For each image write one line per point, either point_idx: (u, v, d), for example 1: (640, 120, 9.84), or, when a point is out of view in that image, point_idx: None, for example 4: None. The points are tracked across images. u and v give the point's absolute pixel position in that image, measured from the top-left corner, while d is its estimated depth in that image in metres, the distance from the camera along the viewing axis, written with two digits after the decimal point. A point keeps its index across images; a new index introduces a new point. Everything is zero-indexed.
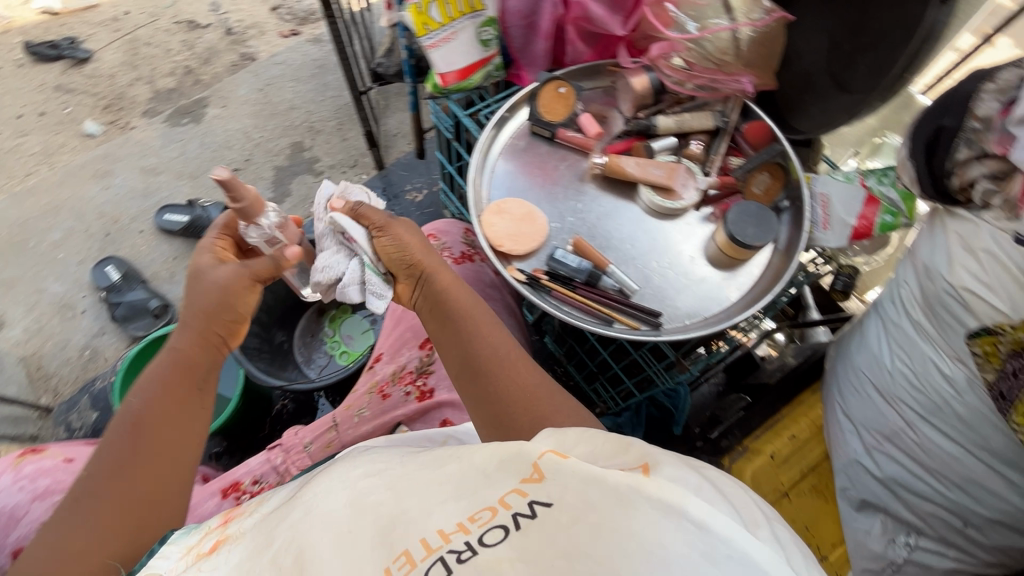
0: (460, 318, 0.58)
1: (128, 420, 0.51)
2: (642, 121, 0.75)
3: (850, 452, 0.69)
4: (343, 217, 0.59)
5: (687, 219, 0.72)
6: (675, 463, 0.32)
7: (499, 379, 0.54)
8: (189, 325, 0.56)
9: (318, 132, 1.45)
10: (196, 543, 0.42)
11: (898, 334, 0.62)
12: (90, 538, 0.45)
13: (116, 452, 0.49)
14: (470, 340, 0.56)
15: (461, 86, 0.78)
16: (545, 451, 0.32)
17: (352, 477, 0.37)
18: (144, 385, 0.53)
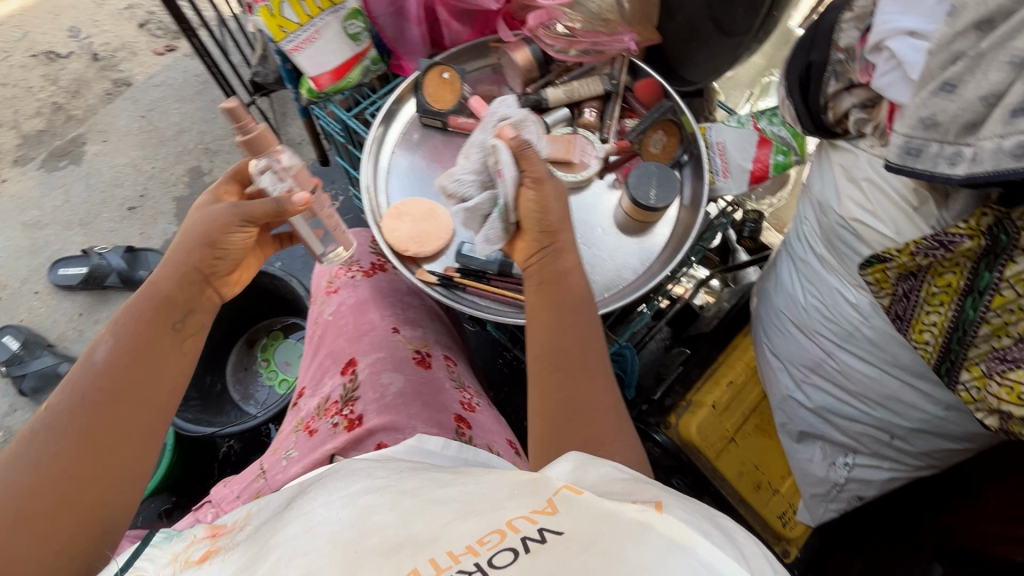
0: (564, 299, 0.55)
1: (104, 358, 0.47)
2: (532, 96, 0.72)
3: (782, 389, 0.71)
4: (507, 150, 0.55)
5: (592, 189, 0.71)
6: (693, 509, 0.31)
7: (569, 385, 0.51)
8: (172, 263, 0.52)
9: (215, 152, 1.36)
10: (183, 550, 0.40)
11: (807, 271, 0.64)
12: (38, 484, 0.41)
13: (82, 391, 0.45)
14: (559, 328, 0.53)
15: (339, 87, 0.73)
16: (560, 487, 0.32)
17: (336, 504, 0.37)
18: (116, 325, 0.49)
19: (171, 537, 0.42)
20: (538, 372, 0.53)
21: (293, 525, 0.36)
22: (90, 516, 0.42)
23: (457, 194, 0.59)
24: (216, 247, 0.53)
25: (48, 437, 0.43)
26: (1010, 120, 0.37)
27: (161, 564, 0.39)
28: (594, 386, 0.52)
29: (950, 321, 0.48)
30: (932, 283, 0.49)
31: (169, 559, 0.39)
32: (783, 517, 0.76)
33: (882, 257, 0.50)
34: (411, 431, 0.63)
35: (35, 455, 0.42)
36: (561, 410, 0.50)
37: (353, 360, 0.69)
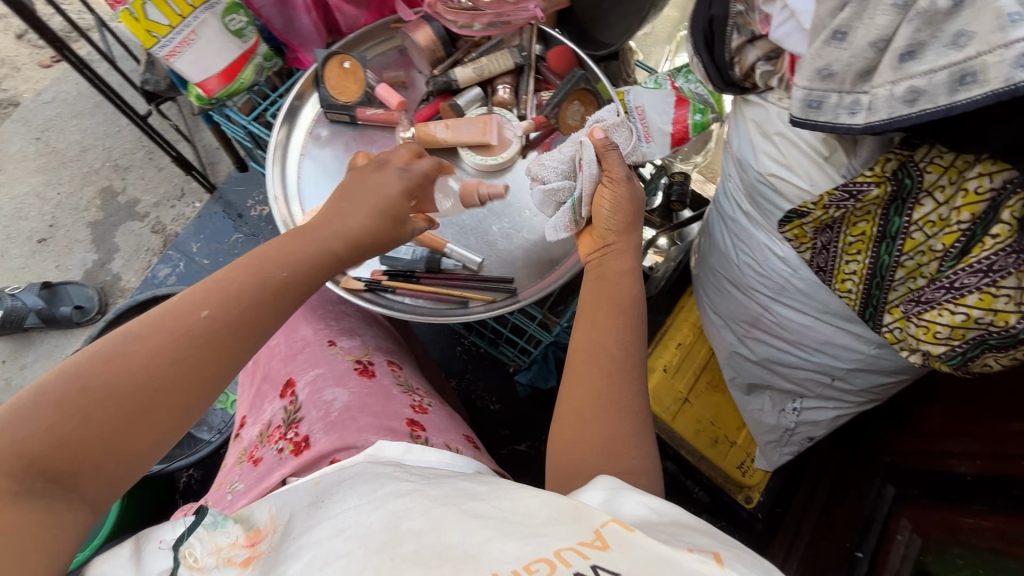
0: (611, 290, 0.56)
1: (268, 287, 0.43)
2: (440, 78, 0.68)
3: (728, 346, 0.72)
4: (591, 149, 0.58)
5: (516, 170, 0.68)
6: (748, 561, 0.34)
7: (598, 378, 0.52)
8: (369, 211, 0.51)
9: (127, 168, 1.26)
10: (228, 544, 0.43)
11: (736, 228, 0.63)
12: (158, 386, 0.37)
13: (244, 304, 0.41)
14: (598, 324, 0.54)
15: (230, 90, 0.68)
16: (609, 522, 0.35)
17: (365, 506, 0.41)
18: (292, 251, 0.46)
19: (218, 524, 0.43)
20: (574, 362, 0.54)
21: (324, 526, 0.40)
22: (127, 448, 0.36)
23: (537, 176, 0.61)
24: (391, 228, 0.53)
25: (186, 336, 0.39)
26: (899, 65, 0.37)
27: (206, 550, 0.42)
28: (621, 386, 0.51)
29: (868, 268, 0.48)
30: (848, 233, 0.49)
31: (213, 550, 0.42)
32: (743, 465, 0.79)
33: (800, 211, 0.49)
34: (363, 443, 0.59)
35: (168, 352, 0.38)
36: (585, 403, 0.51)
37: (291, 381, 0.68)
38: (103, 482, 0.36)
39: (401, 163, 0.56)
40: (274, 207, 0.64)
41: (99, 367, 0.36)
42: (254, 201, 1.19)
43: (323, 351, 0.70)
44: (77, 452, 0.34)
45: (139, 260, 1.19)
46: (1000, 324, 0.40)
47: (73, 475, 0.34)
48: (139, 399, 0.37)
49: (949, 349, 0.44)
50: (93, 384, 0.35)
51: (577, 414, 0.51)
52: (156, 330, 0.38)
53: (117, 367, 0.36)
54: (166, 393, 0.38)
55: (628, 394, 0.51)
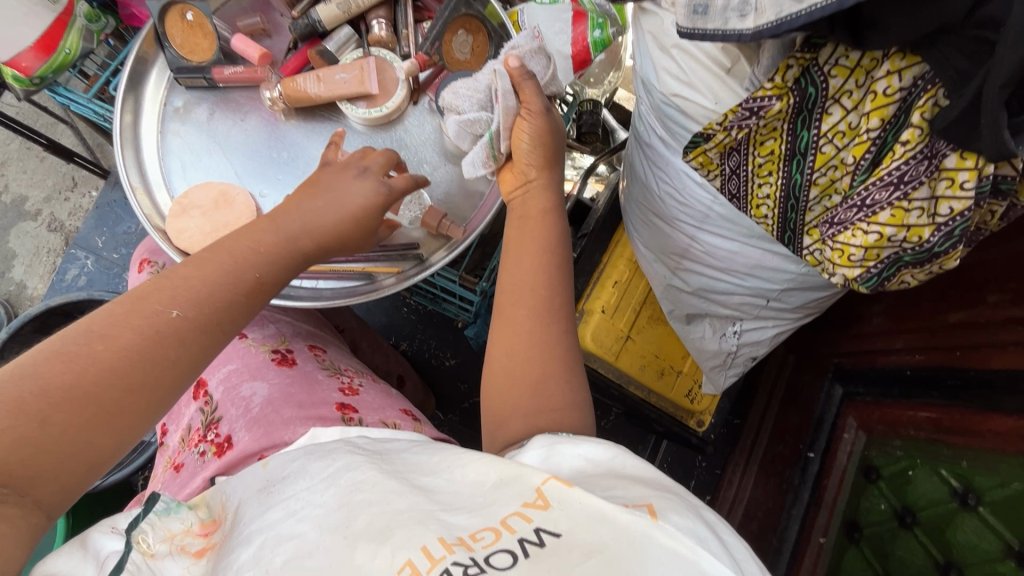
0: (531, 230, 0.50)
1: (244, 288, 0.40)
2: (302, 21, 0.59)
3: (662, 279, 0.69)
4: (506, 79, 0.50)
5: (408, 120, 0.61)
6: (687, 509, 0.31)
7: (519, 325, 0.46)
8: (346, 203, 0.47)
9: (4, 163, 1.13)
10: (182, 530, 0.38)
11: (653, 156, 0.58)
12: (128, 388, 0.33)
13: (217, 307, 0.38)
14: (515, 264, 0.49)
15: (55, 65, 0.57)
16: (548, 477, 0.31)
17: (315, 488, 0.36)
18: (260, 254, 0.42)
19: (172, 510, 0.38)
20: (500, 308, 0.49)
21: (274, 511, 0.35)
22: (73, 459, 0.31)
23: (451, 106, 0.54)
24: (361, 234, 0.49)
25: (160, 335, 0.35)
26: None
27: (159, 537, 0.37)
28: (545, 334, 0.46)
29: (781, 190, 0.45)
30: (757, 155, 0.45)
31: (167, 536, 0.37)
32: (690, 392, 0.80)
33: (704, 135, 0.44)
34: (292, 436, 0.54)
35: (142, 351, 0.34)
36: (511, 358, 0.46)
37: (202, 382, 0.61)
38: (61, 489, 0.31)
39: (368, 163, 0.50)
40: (134, 198, 0.56)
41: (56, 364, 0.32)
42: None
43: (234, 345, 0.63)
44: (36, 453, 0.30)
45: (44, 263, 1.09)
46: (915, 240, 0.38)
47: (29, 478, 0.29)
48: (104, 401, 0.32)
49: (864, 271, 0.41)
50: (53, 385, 0.31)
51: (502, 370, 0.46)
52: (123, 328, 0.34)
53: (82, 367, 0.32)
54: (135, 398, 0.34)
55: (555, 339, 0.46)
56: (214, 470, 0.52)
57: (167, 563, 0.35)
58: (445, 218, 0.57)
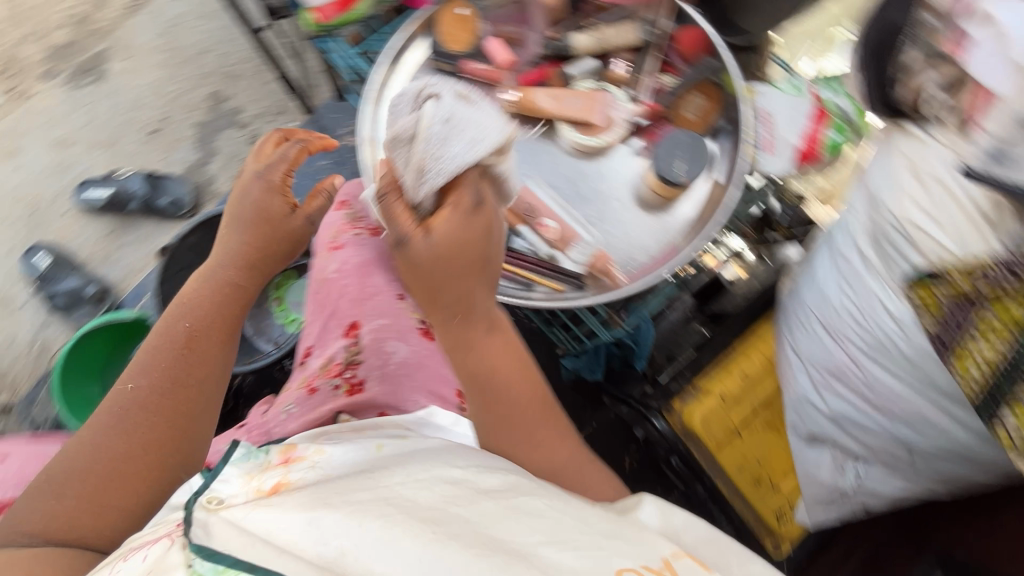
0: (483, 356, 0.48)
1: (180, 342, 0.52)
2: (558, 43, 0.64)
3: (799, 390, 0.65)
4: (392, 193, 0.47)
5: (614, 156, 0.63)
6: None
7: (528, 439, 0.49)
8: (236, 250, 0.57)
9: (237, 77, 1.30)
10: (253, 476, 0.41)
11: (847, 269, 0.57)
12: (120, 454, 0.46)
13: (167, 366, 0.50)
14: (496, 386, 0.48)
15: (344, 20, 0.67)
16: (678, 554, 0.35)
17: (410, 484, 0.37)
18: (193, 309, 0.54)
19: (249, 456, 0.44)
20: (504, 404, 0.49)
21: (364, 492, 0.36)
22: (99, 507, 0.44)
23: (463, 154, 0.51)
24: (271, 229, 0.58)
25: (121, 407, 0.48)
26: None
27: (232, 490, 0.39)
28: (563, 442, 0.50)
29: (1009, 358, 0.42)
30: (988, 312, 0.42)
31: (245, 478, 0.41)
32: (780, 514, 0.74)
33: (937, 273, 0.45)
34: (411, 406, 0.61)
35: (113, 428, 0.47)
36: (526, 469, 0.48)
37: (356, 324, 0.65)
38: (111, 533, 0.44)
39: (264, 163, 0.59)
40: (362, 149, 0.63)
41: (78, 456, 0.46)
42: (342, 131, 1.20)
43: (391, 303, 0.66)
44: (70, 517, 0.43)
45: (234, 168, 1.24)
46: None
47: (77, 532, 0.43)
48: (99, 472, 0.45)
49: None
50: (75, 472, 0.45)
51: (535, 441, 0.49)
52: (104, 420, 0.48)
53: (90, 454, 0.46)
54: (126, 462, 0.46)
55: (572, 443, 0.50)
56: (343, 406, 0.60)
57: (239, 506, 0.37)
58: (612, 265, 0.58)
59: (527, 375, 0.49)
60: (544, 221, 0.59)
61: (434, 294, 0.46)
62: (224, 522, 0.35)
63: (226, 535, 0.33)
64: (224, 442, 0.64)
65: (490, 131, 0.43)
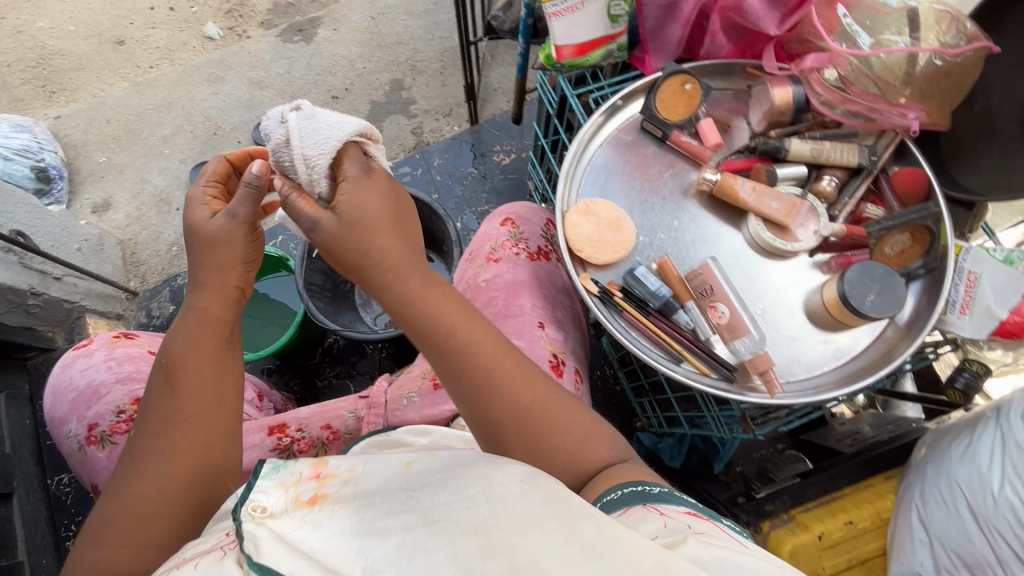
0: (421, 306, 0.52)
1: (167, 370, 0.53)
2: (773, 141, 0.65)
3: (913, 564, 0.59)
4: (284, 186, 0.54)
5: (796, 263, 0.63)
6: None
7: (486, 381, 0.51)
8: (202, 282, 0.55)
9: (420, 72, 1.40)
10: (293, 486, 0.42)
11: (1021, 460, 0.53)
12: (157, 482, 0.49)
13: (164, 400, 0.52)
14: (439, 331, 0.52)
15: (576, 63, 0.70)
16: None
17: (453, 505, 0.38)
18: (171, 340, 0.54)
19: (279, 469, 0.43)
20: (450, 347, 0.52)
21: (408, 514, 0.38)
22: (150, 533, 0.48)
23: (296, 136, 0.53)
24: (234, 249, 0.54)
25: (140, 443, 0.51)
26: None
27: (272, 500, 0.40)
28: (527, 384, 0.52)
29: None
30: None
31: (280, 491, 0.41)
32: None
33: None
34: None
35: (141, 465, 0.50)
36: (494, 414, 0.51)
37: None
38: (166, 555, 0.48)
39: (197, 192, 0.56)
40: (559, 183, 0.66)
41: (118, 495, 0.49)
42: (499, 147, 1.26)
43: (530, 329, 0.68)
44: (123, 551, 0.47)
45: (390, 150, 1.33)
46: None
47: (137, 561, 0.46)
48: (139, 503, 0.49)
49: None
50: (118, 509, 0.48)
51: (487, 382, 0.51)
52: (128, 457, 0.51)
53: (126, 492, 0.49)
54: (163, 488, 0.49)
55: (539, 383, 0.53)
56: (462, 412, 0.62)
57: (284, 518, 0.38)
58: (773, 370, 0.57)
59: (473, 321, 0.53)
60: (717, 306, 0.60)
61: (365, 256, 0.52)
62: (274, 540, 0.36)
63: (279, 555, 0.34)
64: (345, 407, 0.66)
65: (345, 117, 0.51)
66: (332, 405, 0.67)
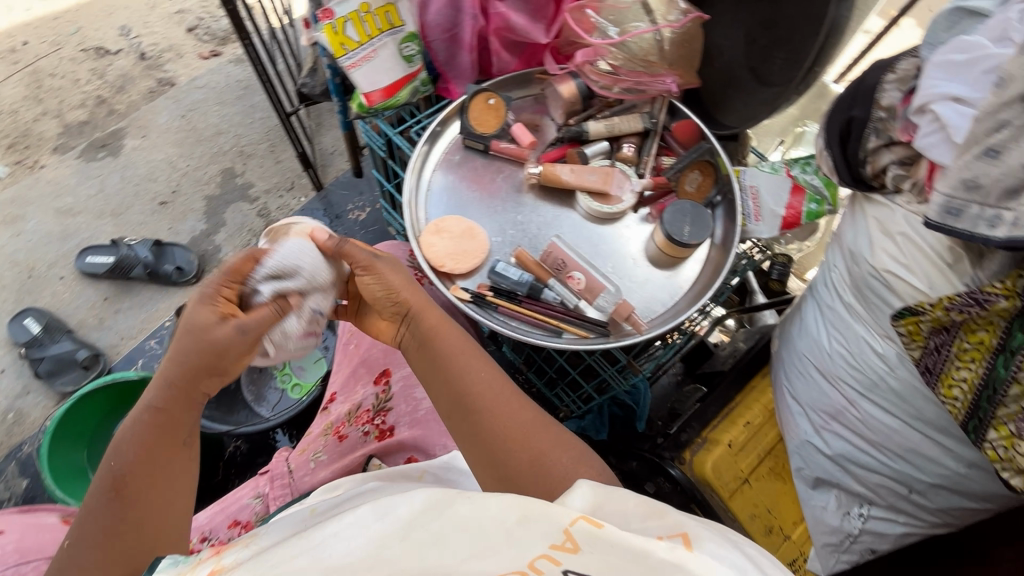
0: (435, 334, 0.56)
1: (113, 486, 0.48)
2: (573, 128, 0.75)
3: (800, 433, 0.71)
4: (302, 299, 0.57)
5: (626, 222, 0.72)
6: (718, 534, 0.31)
7: (494, 404, 0.52)
8: (173, 388, 0.51)
9: (250, 155, 1.38)
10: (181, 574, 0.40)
11: (834, 317, 0.65)
12: None
13: (108, 514, 0.47)
14: (451, 355, 0.55)
15: (388, 105, 0.75)
16: (577, 517, 0.31)
17: (343, 532, 0.34)
18: (119, 446, 0.50)
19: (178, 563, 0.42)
20: (459, 367, 0.54)
21: (299, 560, 0.34)
22: None
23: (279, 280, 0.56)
24: (227, 358, 0.52)
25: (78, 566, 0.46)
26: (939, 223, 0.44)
27: None
28: (525, 407, 0.52)
29: (981, 379, 0.48)
30: (964, 340, 0.50)
31: None
32: (794, 563, 0.75)
33: (915, 309, 0.52)
34: (441, 449, 0.61)
35: None
36: (495, 437, 0.50)
37: (387, 370, 0.66)
38: None
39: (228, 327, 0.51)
40: (405, 212, 0.70)
41: None
42: (352, 205, 1.27)
43: None
44: None
45: (241, 238, 1.28)
46: None
47: None
48: None
49: None
50: None
51: (494, 404, 0.52)
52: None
53: None
54: None
55: (535, 413, 0.52)
56: (373, 451, 0.62)
57: None
58: (634, 313, 0.65)
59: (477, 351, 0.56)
60: (573, 274, 0.67)
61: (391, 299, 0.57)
62: None
63: None
64: (247, 494, 0.62)
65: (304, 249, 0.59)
66: (233, 497, 0.63)
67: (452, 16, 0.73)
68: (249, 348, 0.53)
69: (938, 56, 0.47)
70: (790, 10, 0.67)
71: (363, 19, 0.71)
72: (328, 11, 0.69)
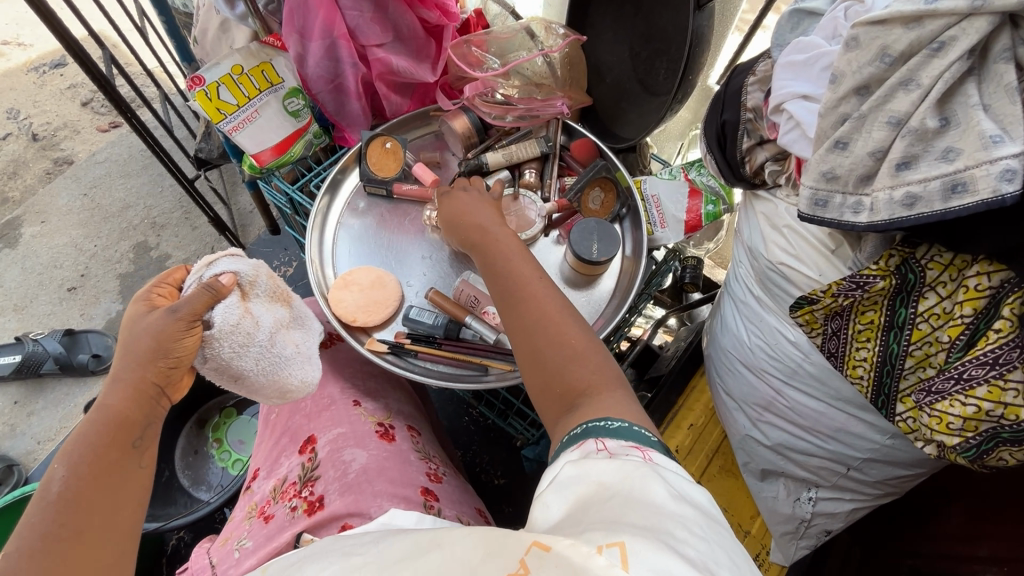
0: (488, 234, 0.56)
1: (54, 494, 0.43)
2: (473, 161, 0.73)
3: (741, 428, 0.72)
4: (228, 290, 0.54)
5: (539, 246, 0.72)
6: (669, 547, 0.26)
7: (538, 291, 0.48)
8: (126, 380, 0.49)
9: (163, 226, 1.31)
10: None
11: (748, 312, 0.66)
12: None
13: (50, 519, 0.42)
14: (496, 250, 0.54)
15: (281, 162, 0.74)
16: (530, 543, 0.26)
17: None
18: (66, 451, 0.45)
19: None
20: (505, 262, 0.52)
21: None
22: None
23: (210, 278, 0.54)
24: (173, 340, 0.50)
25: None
26: (815, 210, 0.44)
27: None
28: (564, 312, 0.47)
29: (879, 355, 0.50)
30: (857, 321, 0.51)
31: None
32: (757, 558, 0.76)
33: (810, 299, 0.52)
34: (376, 511, 0.56)
35: None
36: (531, 324, 0.46)
37: (312, 438, 0.65)
38: None
39: (179, 305, 0.50)
40: (309, 270, 0.68)
41: None
42: (277, 263, 1.21)
43: (347, 410, 0.68)
44: None
45: None
46: (1012, 418, 0.40)
47: None
48: None
49: (963, 440, 0.43)
50: None
51: (530, 296, 0.48)
52: None
53: None
54: None
55: (573, 323, 0.46)
56: (303, 527, 0.56)
57: None
58: None
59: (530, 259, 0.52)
60: (488, 310, 0.65)
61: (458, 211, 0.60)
62: None
63: None
64: None
65: (232, 269, 0.55)
66: None
67: (333, 67, 0.71)
68: (189, 333, 0.51)
69: (784, 57, 0.50)
70: (663, 24, 0.69)
71: (237, 81, 0.67)
72: (197, 77, 0.65)
